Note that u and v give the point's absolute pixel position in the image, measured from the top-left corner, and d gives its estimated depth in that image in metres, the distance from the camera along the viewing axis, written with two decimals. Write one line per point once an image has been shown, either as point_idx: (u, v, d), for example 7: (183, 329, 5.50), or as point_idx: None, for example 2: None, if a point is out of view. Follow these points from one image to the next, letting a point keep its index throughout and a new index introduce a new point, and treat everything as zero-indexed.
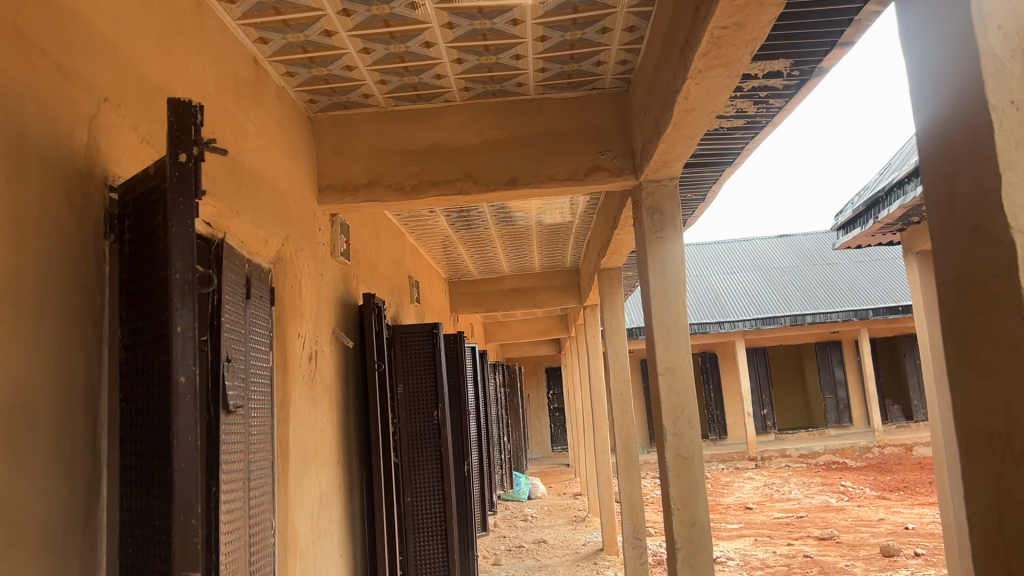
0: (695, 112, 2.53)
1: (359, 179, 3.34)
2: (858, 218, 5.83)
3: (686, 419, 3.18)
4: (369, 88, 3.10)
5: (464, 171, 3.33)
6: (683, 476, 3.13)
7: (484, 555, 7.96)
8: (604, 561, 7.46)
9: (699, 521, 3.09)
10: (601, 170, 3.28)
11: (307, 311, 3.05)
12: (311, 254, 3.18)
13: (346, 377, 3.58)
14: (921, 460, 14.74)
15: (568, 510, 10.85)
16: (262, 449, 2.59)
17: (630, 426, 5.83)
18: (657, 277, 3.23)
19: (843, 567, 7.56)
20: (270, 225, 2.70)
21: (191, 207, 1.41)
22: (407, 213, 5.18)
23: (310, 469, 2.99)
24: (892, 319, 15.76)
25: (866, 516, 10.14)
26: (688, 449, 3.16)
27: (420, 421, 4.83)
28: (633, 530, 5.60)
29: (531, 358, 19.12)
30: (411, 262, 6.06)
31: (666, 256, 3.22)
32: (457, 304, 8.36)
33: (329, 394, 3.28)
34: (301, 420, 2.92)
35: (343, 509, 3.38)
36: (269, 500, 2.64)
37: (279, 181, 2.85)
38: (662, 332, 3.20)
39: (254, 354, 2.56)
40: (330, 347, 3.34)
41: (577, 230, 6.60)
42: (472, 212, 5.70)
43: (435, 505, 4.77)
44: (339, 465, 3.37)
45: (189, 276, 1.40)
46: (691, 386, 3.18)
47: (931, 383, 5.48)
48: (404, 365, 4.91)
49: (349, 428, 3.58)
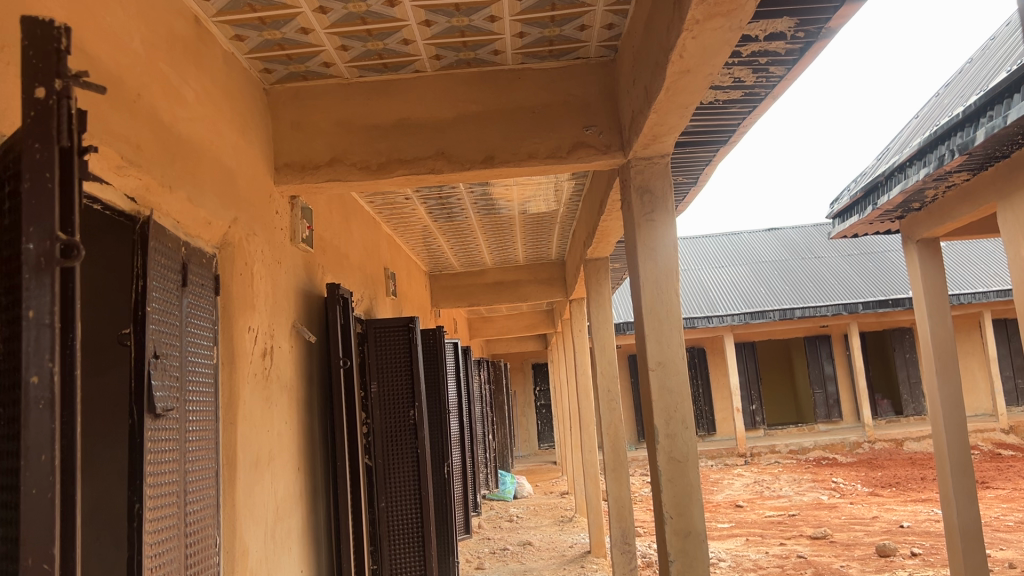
0: (692, 73, 2.25)
1: (320, 157, 3.04)
2: (855, 204, 5.57)
3: (680, 418, 2.89)
4: (329, 55, 2.80)
5: (436, 148, 3.03)
6: (677, 481, 2.87)
7: (468, 558, 7.68)
8: (592, 564, 7.20)
9: (695, 530, 2.83)
10: (586, 147, 3.00)
11: (261, 302, 2.76)
12: (266, 239, 2.88)
13: (307, 374, 3.28)
14: (912, 455, 14.56)
15: (554, 510, 10.58)
16: (202, 459, 2.29)
17: (618, 423, 5.54)
18: (647, 265, 2.95)
19: (838, 568, 7.32)
20: (214, 205, 2.39)
21: (50, 154, 1.17)
22: (380, 200, 4.88)
23: (264, 476, 2.69)
24: (882, 313, 15.58)
25: (859, 514, 9.91)
26: (682, 451, 2.88)
27: (395, 421, 4.54)
28: (622, 534, 5.35)
29: (517, 354, 18.85)
30: (387, 253, 5.76)
31: (657, 240, 2.95)
32: (438, 298, 8.06)
33: (286, 394, 2.98)
34: (252, 423, 2.62)
35: (303, 519, 3.09)
36: (212, 513, 2.35)
37: (227, 157, 2.55)
38: (653, 324, 2.93)
39: (192, 350, 2.26)
40: (288, 342, 3.04)
41: (562, 220, 6.32)
42: (451, 201, 5.40)
43: (411, 509, 4.49)
44: (298, 470, 3.07)
45: (45, 246, 1.16)
46: (686, 383, 2.90)
47: (932, 377, 5.24)
48: (377, 362, 4.60)
49: (311, 430, 3.28)
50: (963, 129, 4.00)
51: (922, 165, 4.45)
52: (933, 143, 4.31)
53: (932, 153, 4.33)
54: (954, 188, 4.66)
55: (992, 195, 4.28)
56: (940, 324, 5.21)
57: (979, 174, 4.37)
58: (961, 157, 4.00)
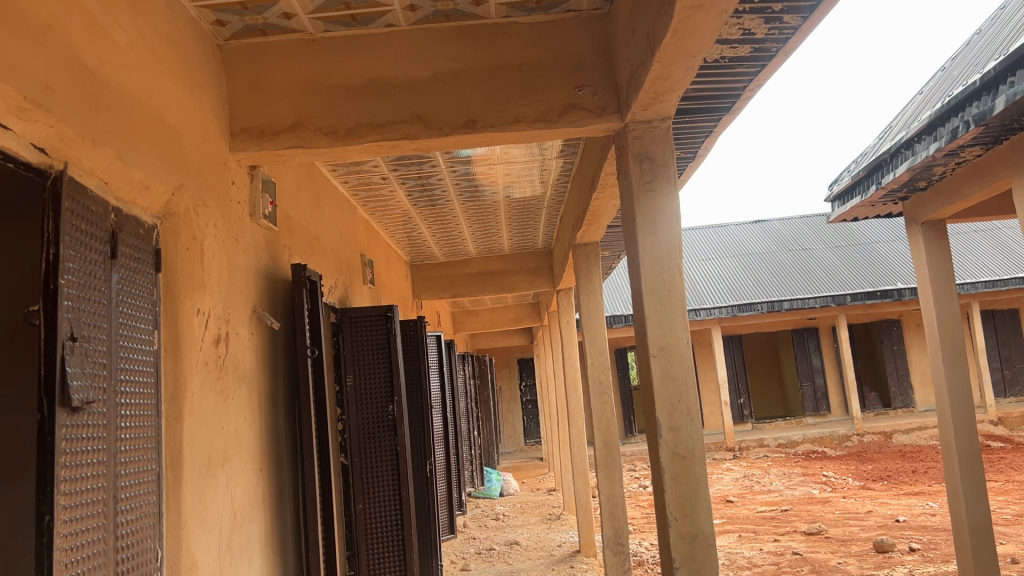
0: (704, 10, 1.96)
1: (282, 122, 2.72)
2: (856, 185, 5.31)
3: (685, 409, 2.60)
4: (289, 3, 2.47)
5: (411, 110, 2.72)
6: (682, 479, 2.58)
7: (452, 559, 7.37)
8: (581, 564, 6.91)
9: (703, 534, 2.55)
10: (578, 110, 2.69)
11: (212, 283, 2.43)
12: (220, 212, 2.56)
13: (269, 365, 2.95)
14: (902, 448, 14.39)
15: (541, 507, 10.29)
16: (137, 460, 1.96)
17: (610, 416, 5.22)
18: (647, 239, 2.65)
19: (836, 565, 7.08)
20: (152, 166, 2.07)
21: None
22: (355, 179, 4.55)
23: (217, 479, 2.36)
24: (870, 304, 15.40)
25: (853, 508, 9.69)
26: (687, 446, 2.59)
27: (373, 416, 4.22)
28: (614, 534, 5.06)
29: (503, 350, 18.53)
30: (365, 239, 5.43)
31: (658, 213, 2.66)
32: (420, 289, 7.73)
33: (242, 387, 2.65)
34: (203, 419, 2.29)
35: (265, 525, 2.76)
36: (151, 523, 2.02)
37: (168, 115, 2.22)
38: (654, 306, 2.64)
39: (125, 334, 1.94)
40: (245, 328, 2.71)
41: (549, 205, 6.02)
42: (433, 184, 5.09)
43: (391, 509, 4.18)
44: (258, 471, 2.74)
45: None
46: (691, 370, 2.61)
47: (939, 366, 4.99)
48: (353, 354, 4.28)
49: (273, 427, 2.95)
50: (980, 98, 3.72)
51: (932, 140, 4.19)
52: (944, 116, 4.03)
53: (944, 126, 4.06)
54: (964, 165, 4.40)
55: (1007, 170, 4.03)
56: (947, 310, 4.98)
57: (993, 149, 4.12)
58: (977, 128, 3.73)
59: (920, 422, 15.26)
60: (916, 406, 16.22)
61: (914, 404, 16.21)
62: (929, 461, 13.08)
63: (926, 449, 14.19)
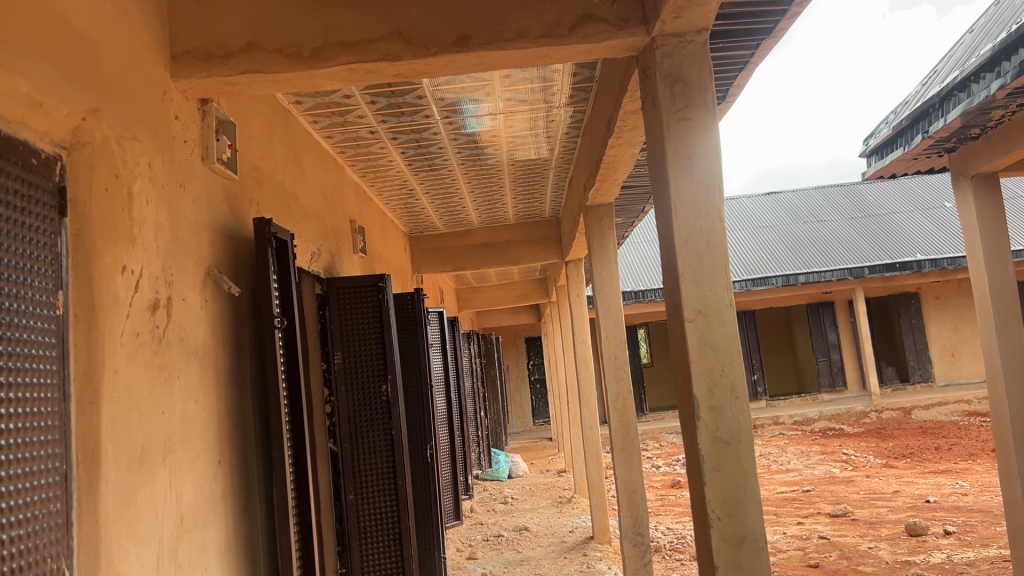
0: None
1: (234, 42, 2.26)
2: (898, 136, 4.81)
3: (728, 385, 2.14)
4: None
5: (389, 27, 2.27)
6: (726, 470, 2.13)
7: (458, 547, 6.95)
8: (595, 552, 6.49)
9: (751, 536, 2.10)
10: (595, 22, 2.24)
11: (145, 236, 1.97)
12: (157, 151, 2.09)
13: (228, 337, 2.48)
14: (923, 423, 13.91)
15: (552, 490, 9.89)
16: (32, 454, 1.50)
17: (628, 394, 4.72)
18: (680, 179, 2.18)
19: (867, 550, 6.63)
20: (48, 77, 1.61)
21: None
22: (340, 133, 4.07)
23: (153, 477, 1.91)
24: (890, 277, 14.83)
25: (878, 488, 9.24)
26: (731, 430, 2.13)
27: (364, 397, 3.76)
28: (634, 524, 4.56)
29: (510, 329, 18.11)
30: (355, 204, 4.96)
31: (692, 147, 2.19)
32: (420, 263, 7.25)
33: (190, 365, 2.18)
34: (132, 403, 1.84)
35: (222, 527, 2.30)
36: (57, 537, 1.56)
37: (78, 17, 1.74)
38: (689, 261, 2.17)
39: (7, 292, 1.48)
40: (194, 293, 2.24)
41: (557, 167, 5.53)
42: (430, 145, 4.62)
43: (387, 502, 3.70)
44: (215, 464, 2.29)
45: None
46: (735, 337, 2.15)
47: (990, 335, 4.51)
48: (341, 329, 3.79)
49: (234, 412, 2.48)
50: None
51: (993, 77, 3.68)
52: (1010, 48, 3.53)
53: (1008, 61, 3.56)
54: None
55: None
56: (998, 272, 4.49)
57: None
58: None
59: (940, 397, 14.77)
60: (935, 380, 15.65)
61: (933, 379, 15.65)
62: (952, 437, 12.62)
63: (948, 425, 13.72)
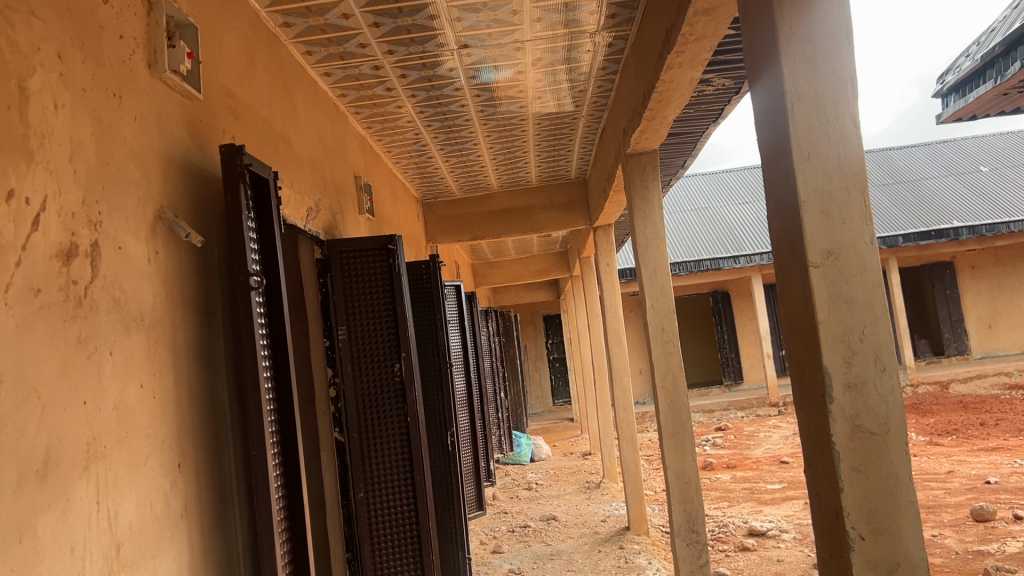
0: None
1: None
2: (990, 68, 4.18)
3: (872, 352, 1.54)
4: None
5: None
6: (871, 471, 1.53)
7: (482, 539, 6.41)
8: (633, 545, 5.90)
9: (907, 559, 1.51)
10: None
11: (51, 153, 1.39)
12: (74, 37, 1.51)
13: (191, 300, 1.91)
14: (963, 397, 13.22)
15: (578, 474, 9.33)
16: None
17: (678, 371, 4.07)
18: (798, 69, 1.58)
19: (931, 538, 6.02)
20: None
21: None
22: (339, 69, 3.48)
23: (68, 497, 1.34)
24: (926, 246, 14.10)
25: (930, 468, 8.60)
26: (878, 415, 1.53)
27: (374, 378, 3.17)
28: (687, 520, 3.95)
29: (528, 306, 17.60)
30: (360, 158, 4.37)
31: (816, 26, 1.58)
32: (434, 231, 6.67)
33: (128, 334, 1.60)
34: (26, 391, 1.26)
35: (181, 554, 1.72)
36: None
37: None
38: (812, 179, 1.57)
39: None
40: (132, 242, 1.66)
41: (587, 118, 4.87)
42: (445, 91, 4.01)
43: (402, 502, 3.12)
44: (173, 469, 1.72)
45: None
46: (880, 288, 1.55)
47: None
48: (345, 299, 3.19)
49: (200, 398, 1.90)
50: None
51: None
52: None
53: None
54: None
55: None
56: None
57: None
58: None
59: (980, 370, 14.03)
60: (972, 353, 14.92)
61: (970, 351, 14.92)
62: (995, 412, 11.93)
63: (989, 399, 13.01)
